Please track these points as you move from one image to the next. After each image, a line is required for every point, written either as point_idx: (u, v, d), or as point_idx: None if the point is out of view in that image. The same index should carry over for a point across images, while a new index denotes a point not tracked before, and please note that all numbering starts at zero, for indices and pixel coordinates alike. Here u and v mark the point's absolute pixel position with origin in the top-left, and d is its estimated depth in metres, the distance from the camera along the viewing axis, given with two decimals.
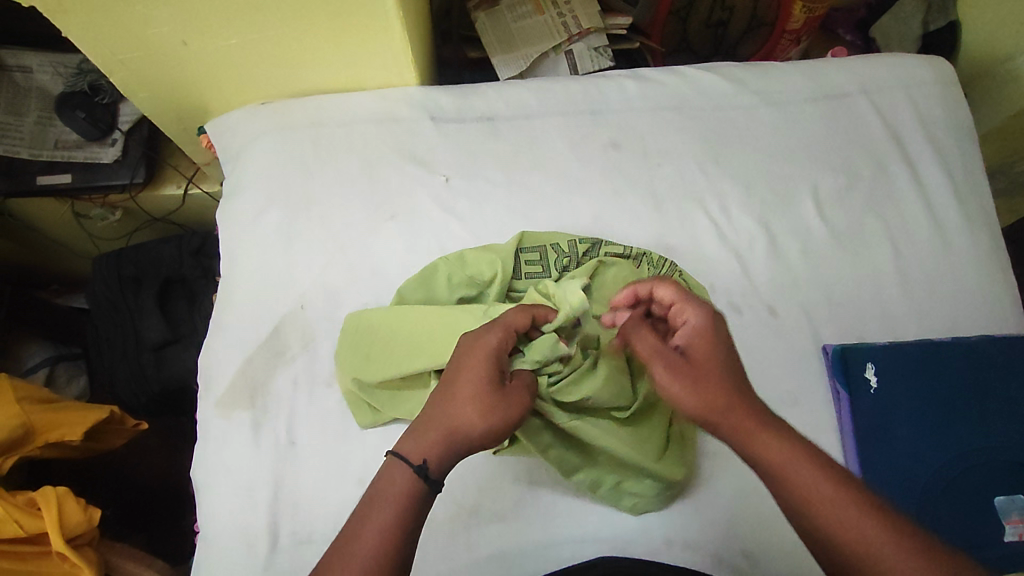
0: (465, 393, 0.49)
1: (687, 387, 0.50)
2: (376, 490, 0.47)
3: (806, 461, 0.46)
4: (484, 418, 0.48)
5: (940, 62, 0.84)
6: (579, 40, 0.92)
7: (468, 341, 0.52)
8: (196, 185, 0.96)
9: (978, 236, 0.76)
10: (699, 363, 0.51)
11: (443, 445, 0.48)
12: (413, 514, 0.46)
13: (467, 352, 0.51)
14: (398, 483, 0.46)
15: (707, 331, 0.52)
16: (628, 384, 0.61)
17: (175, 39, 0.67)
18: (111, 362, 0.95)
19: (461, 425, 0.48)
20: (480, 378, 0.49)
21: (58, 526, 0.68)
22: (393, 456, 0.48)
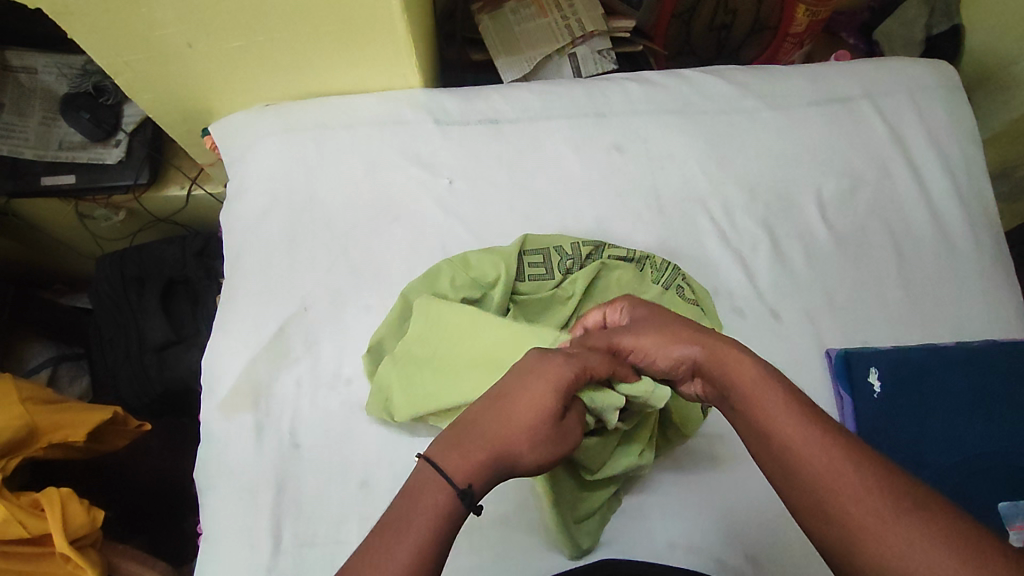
0: (525, 420, 0.46)
1: (655, 335, 0.52)
2: (409, 505, 0.43)
3: (799, 421, 0.43)
4: (535, 449, 0.47)
5: (944, 67, 0.84)
6: (583, 43, 0.92)
7: (541, 362, 0.49)
8: (200, 186, 0.96)
9: (980, 241, 0.76)
10: (649, 321, 0.54)
11: (489, 468, 0.45)
12: (448, 535, 0.43)
13: (535, 374, 0.48)
14: (435, 504, 0.43)
15: (635, 307, 0.56)
16: (609, 451, 0.60)
17: (180, 41, 0.67)
18: (115, 362, 0.95)
19: (517, 452, 0.46)
20: (544, 410, 0.47)
21: (62, 527, 0.68)
22: (436, 468, 0.44)
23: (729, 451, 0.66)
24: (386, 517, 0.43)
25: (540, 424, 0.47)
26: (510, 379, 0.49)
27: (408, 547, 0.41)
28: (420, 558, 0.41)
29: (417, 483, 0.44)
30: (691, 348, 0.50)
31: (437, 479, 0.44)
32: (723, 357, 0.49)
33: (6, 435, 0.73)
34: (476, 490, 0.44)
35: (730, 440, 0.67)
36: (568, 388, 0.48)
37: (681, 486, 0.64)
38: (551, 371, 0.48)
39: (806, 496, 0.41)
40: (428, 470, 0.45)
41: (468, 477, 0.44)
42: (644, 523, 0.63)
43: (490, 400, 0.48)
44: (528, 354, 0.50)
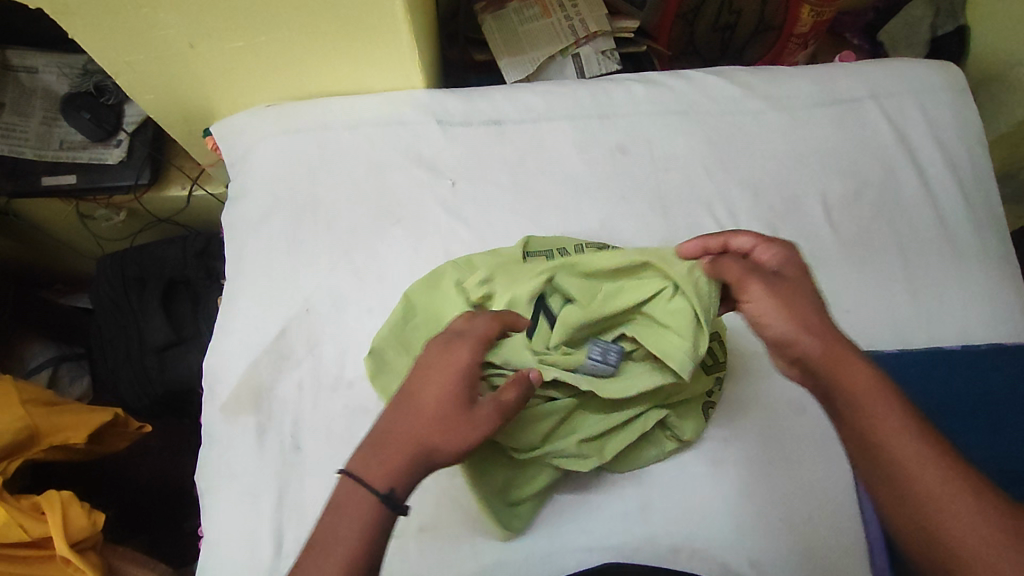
0: (434, 414, 0.48)
1: (782, 304, 0.49)
2: (337, 520, 0.45)
3: (911, 433, 0.42)
4: (456, 439, 0.47)
5: (950, 68, 0.84)
6: (586, 43, 0.92)
7: (440, 354, 0.50)
8: (201, 186, 0.96)
9: (986, 243, 0.76)
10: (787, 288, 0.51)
11: (409, 467, 0.46)
12: (375, 537, 0.45)
13: (438, 369, 0.50)
14: (362, 514, 0.45)
15: (788, 263, 0.53)
16: (544, 431, 0.59)
17: (182, 41, 0.66)
18: (115, 363, 0.95)
19: (434, 446, 0.47)
20: (450, 399, 0.48)
21: (63, 530, 0.68)
22: (356, 480, 0.46)
23: (732, 455, 0.66)
24: (314, 535, 0.45)
25: (450, 413, 0.48)
26: (416, 373, 0.50)
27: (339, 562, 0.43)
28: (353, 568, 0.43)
29: (340, 498, 0.46)
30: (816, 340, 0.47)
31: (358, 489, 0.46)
32: (837, 361, 0.46)
33: (7, 437, 0.73)
34: (401, 491, 0.46)
35: (734, 444, 0.66)
36: (468, 374, 0.50)
37: (685, 489, 0.64)
38: (446, 356, 0.50)
39: (904, 501, 0.41)
40: (350, 483, 0.46)
41: (390, 481, 0.46)
42: (648, 527, 0.63)
43: (399, 403, 0.49)
44: (426, 348, 0.51)
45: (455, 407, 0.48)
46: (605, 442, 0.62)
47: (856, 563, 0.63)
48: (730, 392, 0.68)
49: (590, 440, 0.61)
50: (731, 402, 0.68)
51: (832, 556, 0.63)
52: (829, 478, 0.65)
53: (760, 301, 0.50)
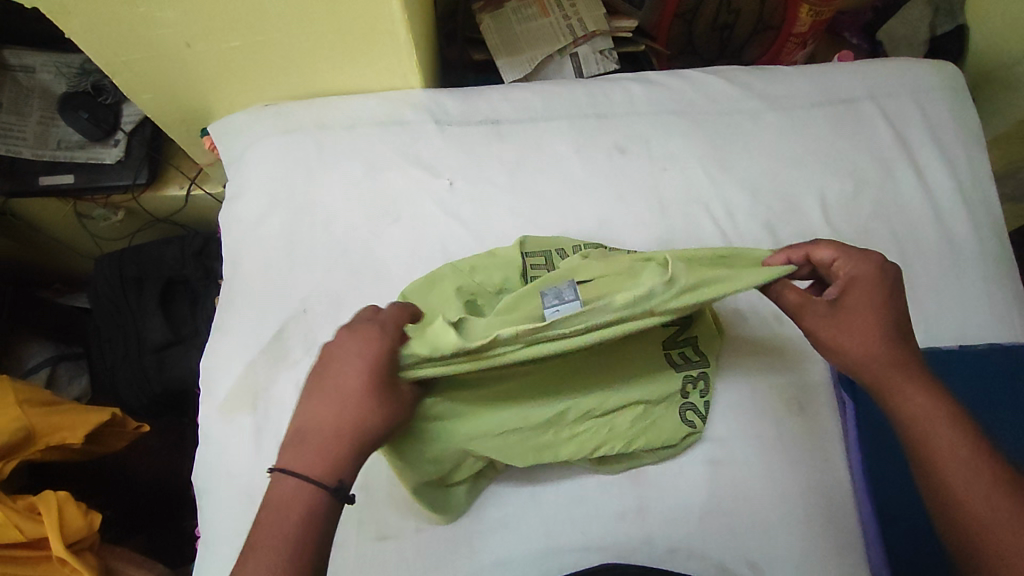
0: (362, 405, 0.50)
1: (846, 335, 0.53)
2: (281, 521, 0.46)
3: (966, 461, 0.48)
4: (384, 419, 0.50)
5: (948, 68, 0.84)
6: (584, 43, 0.92)
7: (354, 344, 0.51)
8: (199, 185, 0.96)
9: (984, 242, 0.76)
10: (858, 316, 0.53)
11: (350, 454, 0.49)
12: (320, 524, 0.46)
13: (355, 356, 0.51)
14: (309, 508, 0.47)
15: (868, 282, 0.54)
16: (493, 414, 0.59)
17: (178, 41, 0.66)
18: (113, 363, 0.95)
19: (368, 431, 0.50)
20: (375, 388, 0.50)
21: (59, 531, 0.68)
22: (294, 475, 0.47)
23: (731, 456, 0.65)
24: (253, 534, 0.46)
25: (374, 396, 0.50)
26: (326, 365, 0.51)
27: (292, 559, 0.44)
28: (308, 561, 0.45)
29: (279, 498, 0.47)
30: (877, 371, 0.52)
31: (298, 482, 0.47)
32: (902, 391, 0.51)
33: (4, 437, 0.73)
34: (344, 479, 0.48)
35: (733, 446, 0.66)
36: (386, 361, 0.51)
37: (682, 490, 0.64)
38: (353, 339, 0.52)
39: (952, 518, 0.47)
40: (288, 479, 0.47)
41: (331, 473, 0.48)
42: (645, 528, 0.63)
43: (320, 399, 0.50)
44: (337, 340, 0.53)
45: (380, 389, 0.50)
46: (545, 443, 0.60)
47: (853, 564, 0.63)
48: (730, 391, 0.68)
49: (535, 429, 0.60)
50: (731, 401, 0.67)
51: (830, 556, 0.63)
52: (827, 479, 0.65)
53: (830, 331, 0.54)
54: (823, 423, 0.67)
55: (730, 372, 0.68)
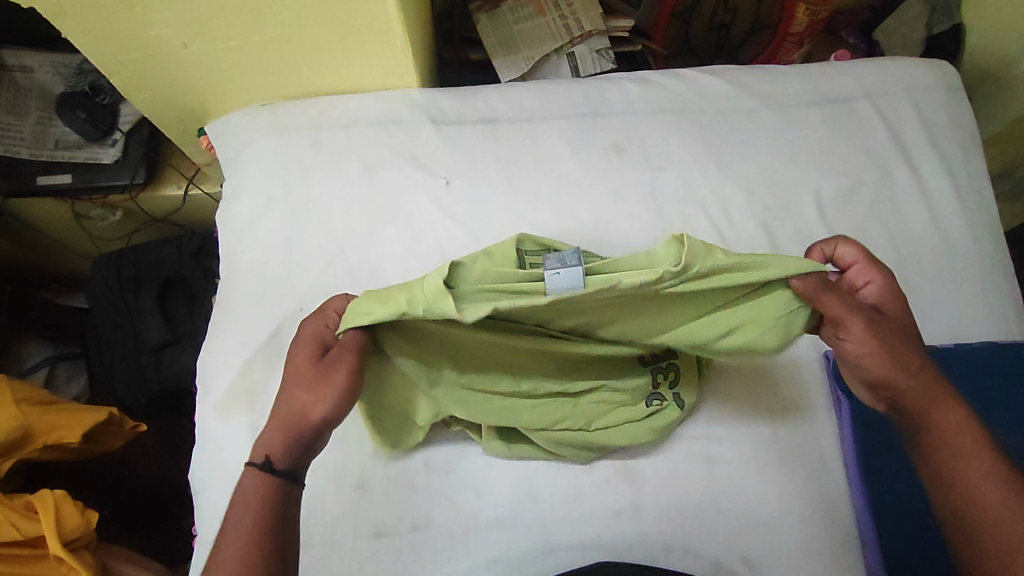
0: (295, 383, 0.52)
1: (887, 344, 0.52)
2: (232, 510, 0.49)
3: (991, 474, 0.49)
4: (311, 396, 0.51)
5: (944, 67, 0.84)
6: (581, 43, 0.92)
7: (297, 337, 0.55)
8: (197, 185, 0.96)
9: (980, 240, 0.76)
10: (896, 326, 0.54)
11: (286, 434, 0.51)
12: (261, 507, 0.49)
13: (295, 348, 0.54)
14: (250, 494, 0.49)
15: (892, 292, 0.56)
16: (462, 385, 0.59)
17: (175, 41, 0.66)
18: (111, 362, 0.95)
19: (298, 406, 0.51)
20: (305, 367, 0.52)
21: (57, 529, 0.68)
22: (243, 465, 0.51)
23: (727, 454, 0.65)
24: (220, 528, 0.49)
25: (303, 376, 0.52)
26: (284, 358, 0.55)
27: (236, 543, 0.47)
28: (247, 543, 0.47)
29: (235, 488, 0.50)
30: (911, 384, 0.52)
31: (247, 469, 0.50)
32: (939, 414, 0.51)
33: (2, 436, 0.73)
34: (273, 460, 0.50)
35: (729, 442, 0.66)
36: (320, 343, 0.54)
37: (678, 487, 0.64)
38: (299, 334, 0.55)
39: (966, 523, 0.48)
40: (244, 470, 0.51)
41: (262, 454, 0.50)
42: (641, 525, 0.63)
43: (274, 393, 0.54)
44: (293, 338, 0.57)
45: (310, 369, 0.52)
46: (506, 407, 0.61)
47: (847, 562, 0.63)
48: (725, 387, 0.68)
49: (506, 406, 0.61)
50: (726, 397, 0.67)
51: (825, 554, 0.63)
52: (822, 477, 0.66)
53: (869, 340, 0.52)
54: (817, 421, 0.68)
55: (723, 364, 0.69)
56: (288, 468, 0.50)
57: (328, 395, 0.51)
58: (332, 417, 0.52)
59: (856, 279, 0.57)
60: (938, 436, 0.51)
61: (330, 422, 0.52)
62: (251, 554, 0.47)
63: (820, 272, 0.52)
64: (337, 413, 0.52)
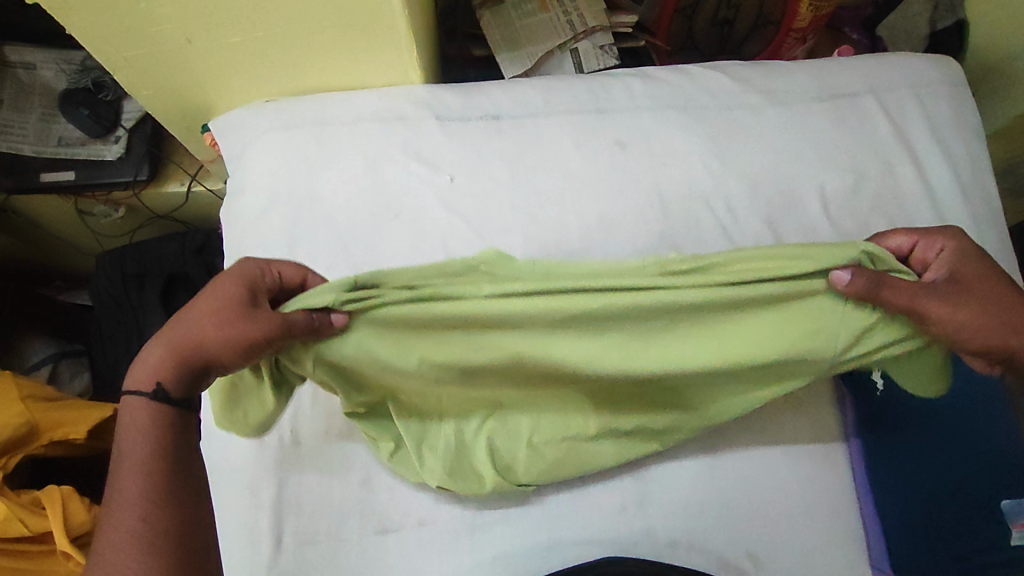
0: (204, 317, 0.50)
1: (973, 315, 0.53)
2: (120, 438, 0.51)
3: None
4: (209, 334, 0.49)
5: (949, 62, 0.84)
6: (585, 39, 0.92)
7: (226, 276, 0.52)
8: (201, 182, 0.95)
9: (984, 234, 0.76)
10: (978, 290, 0.54)
11: (178, 362, 0.51)
12: (161, 444, 0.51)
13: (216, 284, 0.52)
14: (138, 423, 0.51)
15: (966, 254, 0.57)
16: (440, 445, 0.62)
17: (180, 37, 0.66)
18: (116, 359, 0.97)
19: (205, 344, 0.50)
20: (218, 310, 0.50)
21: (63, 525, 0.69)
22: (128, 396, 0.52)
23: (732, 448, 0.66)
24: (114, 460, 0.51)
25: (217, 318, 0.49)
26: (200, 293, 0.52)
27: (130, 466, 0.50)
28: (143, 464, 0.50)
29: (120, 417, 0.52)
30: (1012, 336, 0.54)
31: (137, 404, 0.52)
32: None
33: (8, 433, 0.73)
34: (163, 386, 0.51)
35: (733, 438, 0.66)
36: (238, 294, 0.50)
37: (681, 482, 0.64)
38: (230, 276, 0.51)
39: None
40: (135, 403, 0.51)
41: (151, 380, 0.51)
42: (647, 520, 0.63)
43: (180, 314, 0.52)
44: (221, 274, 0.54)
45: (227, 318, 0.49)
46: (466, 458, 0.62)
47: (847, 558, 0.64)
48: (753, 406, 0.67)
49: (462, 466, 0.62)
50: (743, 456, 0.65)
51: (828, 549, 0.64)
52: (826, 472, 0.66)
53: (965, 313, 0.52)
54: (824, 415, 0.67)
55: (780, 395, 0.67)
56: (180, 395, 0.52)
57: (226, 345, 0.49)
58: (228, 361, 0.50)
59: (925, 255, 0.58)
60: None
61: (225, 366, 0.50)
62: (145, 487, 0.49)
63: (870, 273, 0.51)
64: (238, 360, 0.50)
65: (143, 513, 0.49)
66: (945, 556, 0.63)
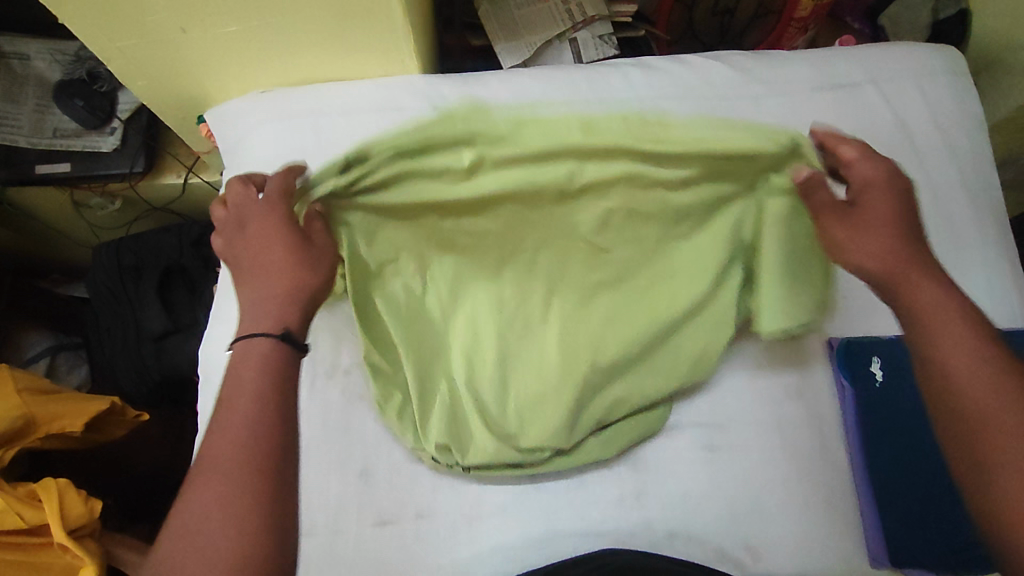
0: (288, 255, 0.51)
1: (866, 244, 0.50)
2: (233, 368, 0.46)
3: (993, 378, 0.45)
4: (304, 269, 0.51)
5: (951, 51, 0.83)
6: (584, 28, 0.91)
7: (262, 219, 0.52)
8: (196, 174, 0.94)
9: (985, 226, 0.76)
10: (873, 225, 0.50)
11: (292, 301, 0.49)
12: (279, 380, 0.45)
13: (258, 230, 0.52)
14: (256, 355, 0.46)
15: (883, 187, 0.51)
16: (446, 423, 0.63)
17: (174, 27, 0.66)
18: (112, 352, 0.94)
19: (306, 278, 0.51)
20: (292, 243, 0.51)
21: (59, 518, 0.69)
22: (244, 337, 0.47)
23: (730, 440, 0.65)
24: (223, 391, 0.45)
25: (295, 251, 0.51)
26: (240, 258, 0.52)
27: (247, 392, 0.44)
28: (259, 394, 0.44)
29: (235, 350, 0.47)
30: (898, 279, 0.49)
31: (252, 341, 0.47)
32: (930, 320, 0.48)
33: (4, 426, 0.73)
34: (290, 326, 0.48)
35: (729, 429, 0.66)
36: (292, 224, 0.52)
37: (678, 473, 0.64)
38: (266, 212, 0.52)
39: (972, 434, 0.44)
40: (249, 338, 0.47)
41: (277, 322, 0.48)
42: (645, 511, 0.63)
43: (246, 273, 0.51)
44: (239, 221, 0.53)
45: (304, 248, 0.51)
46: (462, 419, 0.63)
47: (848, 551, 0.63)
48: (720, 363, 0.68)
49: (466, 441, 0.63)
50: (743, 447, 0.65)
51: (828, 542, 0.63)
52: (825, 465, 0.65)
53: (850, 239, 0.50)
54: (820, 406, 0.67)
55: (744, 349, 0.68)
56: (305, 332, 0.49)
57: (321, 271, 0.52)
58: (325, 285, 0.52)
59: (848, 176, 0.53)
60: (928, 350, 0.47)
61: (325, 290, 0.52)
62: (259, 419, 0.43)
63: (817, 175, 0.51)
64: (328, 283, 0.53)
65: (253, 446, 0.43)
66: (943, 548, 0.63)
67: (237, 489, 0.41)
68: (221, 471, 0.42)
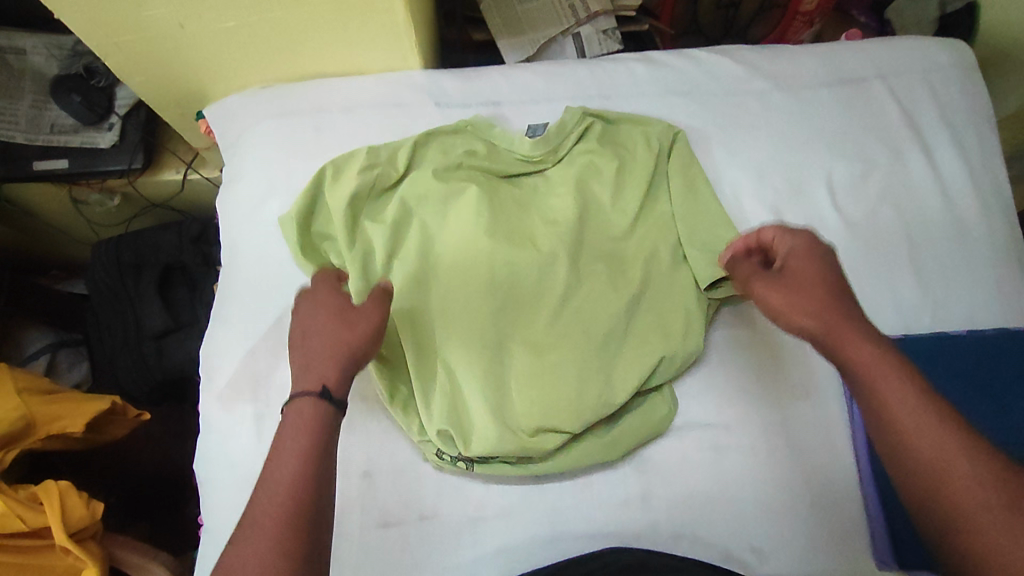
0: (331, 320, 0.51)
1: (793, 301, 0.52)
2: (283, 428, 0.47)
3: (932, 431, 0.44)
4: (347, 331, 0.51)
5: (960, 46, 0.82)
6: (588, 23, 0.90)
7: (308, 296, 0.54)
8: (196, 170, 0.94)
9: (994, 223, 0.75)
10: (799, 280, 0.53)
11: (336, 362, 0.49)
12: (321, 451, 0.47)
13: (307, 305, 0.53)
14: (304, 418, 0.47)
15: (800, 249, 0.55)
16: (452, 415, 0.62)
17: (172, 22, 0.65)
18: (112, 350, 0.94)
19: (349, 340, 0.50)
20: (337, 310, 0.52)
21: (61, 520, 0.68)
22: (292, 395, 0.48)
23: (736, 442, 0.65)
24: (272, 450, 0.47)
25: (340, 316, 0.52)
26: (293, 328, 0.53)
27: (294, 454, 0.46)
28: (304, 456, 0.46)
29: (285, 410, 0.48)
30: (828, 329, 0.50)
31: (298, 402, 0.48)
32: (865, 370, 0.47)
33: (3, 427, 0.73)
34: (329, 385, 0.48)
35: (736, 430, 0.65)
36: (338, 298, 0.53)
37: (684, 474, 0.64)
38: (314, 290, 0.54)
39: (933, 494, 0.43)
40: (298, 400, 0.48)
41: (318, 382, 0.48)
42: (650, 513, 0.63)
43: (295, 344, 0.52)
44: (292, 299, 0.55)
45: (348, 313, 0.52)
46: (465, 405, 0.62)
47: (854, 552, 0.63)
48: (716, 353, 0.68)
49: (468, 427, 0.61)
50: (750, 449, 0.65)
51: (834, 543, 0.63)
52: (832, 466, 0.65)
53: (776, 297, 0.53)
54: (827, 410, 0.67)
55: (731, 333, 0.69)
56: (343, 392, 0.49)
57: (366, 333, 0.51)
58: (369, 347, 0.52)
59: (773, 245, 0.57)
60: (874, 408, 0.46)
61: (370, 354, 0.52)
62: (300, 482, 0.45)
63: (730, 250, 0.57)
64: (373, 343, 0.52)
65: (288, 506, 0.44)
66: None
67: (279, 548, 0.42)
68: (260, 530, 0.43)
